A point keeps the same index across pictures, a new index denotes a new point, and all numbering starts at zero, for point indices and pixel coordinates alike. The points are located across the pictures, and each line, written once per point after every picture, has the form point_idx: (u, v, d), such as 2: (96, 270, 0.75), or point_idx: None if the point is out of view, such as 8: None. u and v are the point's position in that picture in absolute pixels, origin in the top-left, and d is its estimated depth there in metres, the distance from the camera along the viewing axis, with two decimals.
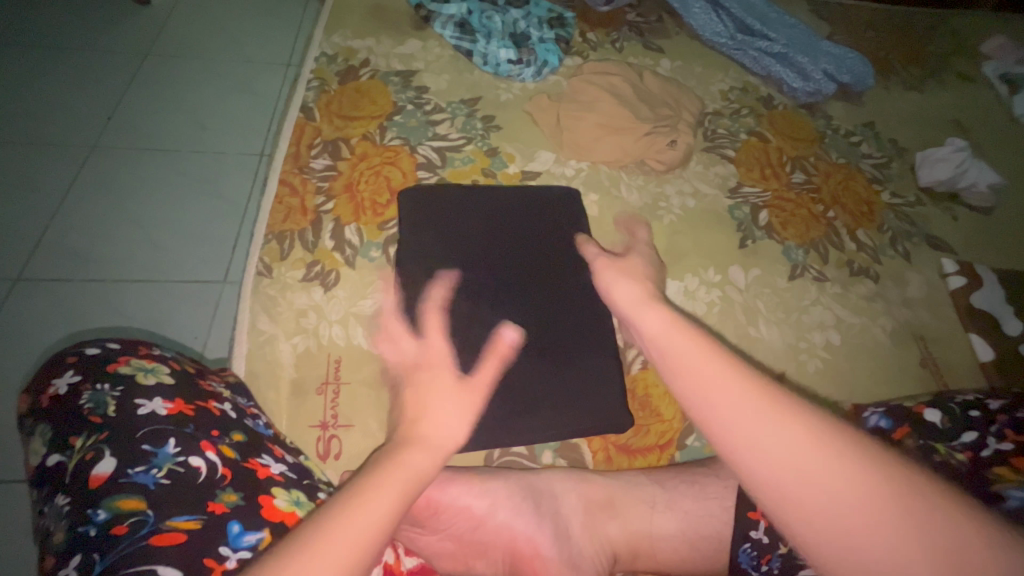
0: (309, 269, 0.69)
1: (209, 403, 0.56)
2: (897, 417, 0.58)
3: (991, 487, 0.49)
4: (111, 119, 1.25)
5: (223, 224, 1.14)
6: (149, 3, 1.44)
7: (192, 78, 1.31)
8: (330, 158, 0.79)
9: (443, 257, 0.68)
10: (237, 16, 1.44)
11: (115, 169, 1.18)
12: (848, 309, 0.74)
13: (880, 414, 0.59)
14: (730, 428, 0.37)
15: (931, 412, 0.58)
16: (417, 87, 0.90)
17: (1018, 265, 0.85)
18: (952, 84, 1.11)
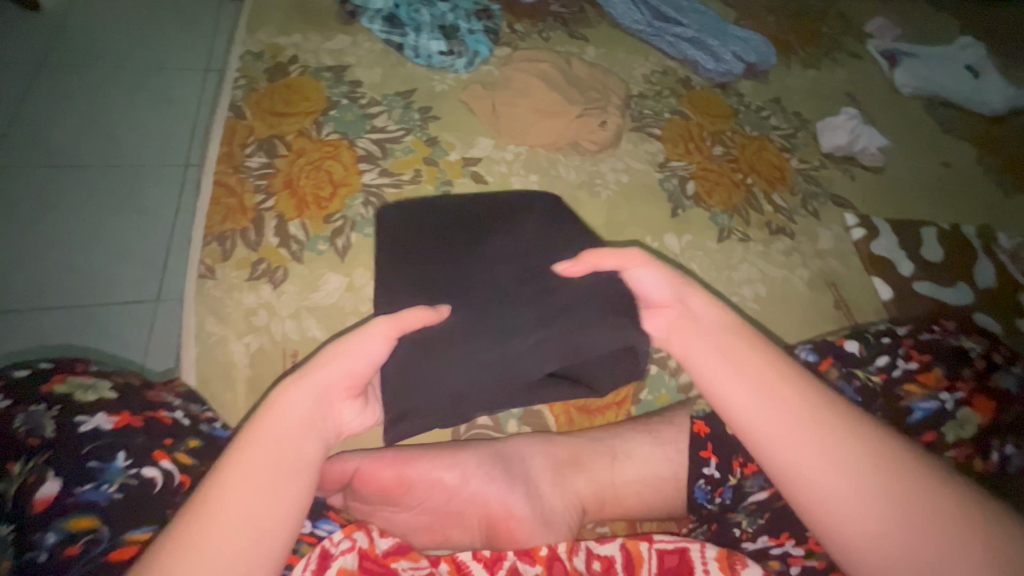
0: (255, 267, 0.67)
1: (158, 412, 0.54)
2: (824, 350, 0.65)
3: (902, 404, 0.60)
4: (11, 133, 1.15)
5: (150, 240, 1.07)
6: (39, 7, 1.35)
7: (100, 87, 1.23)
8: (266, 156, 0.77)
9: (391, 243, 0.66)
10: (147, 20, 1.36)
11: (20, 189, 1.09)
12: (770, 264, 0.82)
13: (808, 348, 0.65)
14: (793, 443, 0.49)
15: (851, 343, 0.65)
16: (351, 82, 0.90)
17: (911, 214, 0.96)
18: (843, 61, 1.24)
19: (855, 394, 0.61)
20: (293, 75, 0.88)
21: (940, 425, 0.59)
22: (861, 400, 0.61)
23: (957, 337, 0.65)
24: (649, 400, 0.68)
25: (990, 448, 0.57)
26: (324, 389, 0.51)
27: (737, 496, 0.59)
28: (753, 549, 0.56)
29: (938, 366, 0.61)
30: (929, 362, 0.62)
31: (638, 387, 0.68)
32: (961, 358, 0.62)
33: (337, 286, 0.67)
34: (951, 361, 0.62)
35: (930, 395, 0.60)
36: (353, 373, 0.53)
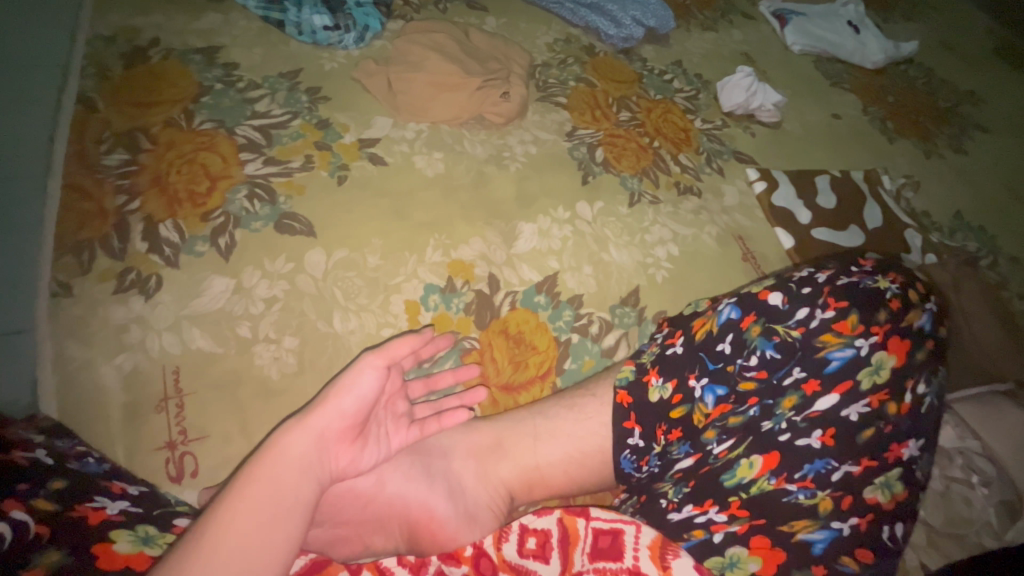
0: (122, 279, 0.59)
1: (12, 454, 0.44)
2: (746, 304, 0.59)
3: (817, 355, 0.54)
4: None
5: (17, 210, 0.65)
6: None
7: None
8: (127, 152, 0.68)
9: (295, 242, 0.65)
10: None
11: None
12: (681, 224, 0.83)
13: (730, 304, 0.60)
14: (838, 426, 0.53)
15: (774, 295, 0.58)
16: (225, 64, 0.81)
17: (806, 165, 1.01)
18: (737, 23, 1.27)
19: (772, 352, 0.55)
20: (154, 60, 0.78)
21: (855, 375, 0.53)
22: (779, 356, 0.55)
23: (873, 279, 0.57)
24: (573, 369, 0.67)
25: (905, 391, 0.53)
26: (323, 433, 0.48)
27: (663, 463, 0.58)
28: (676, 520, 0.53)
29: (855, 312, 0.54)
30: (845, 307, 0.55)
31: (560, 357, 0.67)
32: (880, 299, 0.55)
33: (222, 289, 0.61)
34: (869, 305, 0.55)
35: (847, 342, 0.54)
36: (346, 414, 0.50)
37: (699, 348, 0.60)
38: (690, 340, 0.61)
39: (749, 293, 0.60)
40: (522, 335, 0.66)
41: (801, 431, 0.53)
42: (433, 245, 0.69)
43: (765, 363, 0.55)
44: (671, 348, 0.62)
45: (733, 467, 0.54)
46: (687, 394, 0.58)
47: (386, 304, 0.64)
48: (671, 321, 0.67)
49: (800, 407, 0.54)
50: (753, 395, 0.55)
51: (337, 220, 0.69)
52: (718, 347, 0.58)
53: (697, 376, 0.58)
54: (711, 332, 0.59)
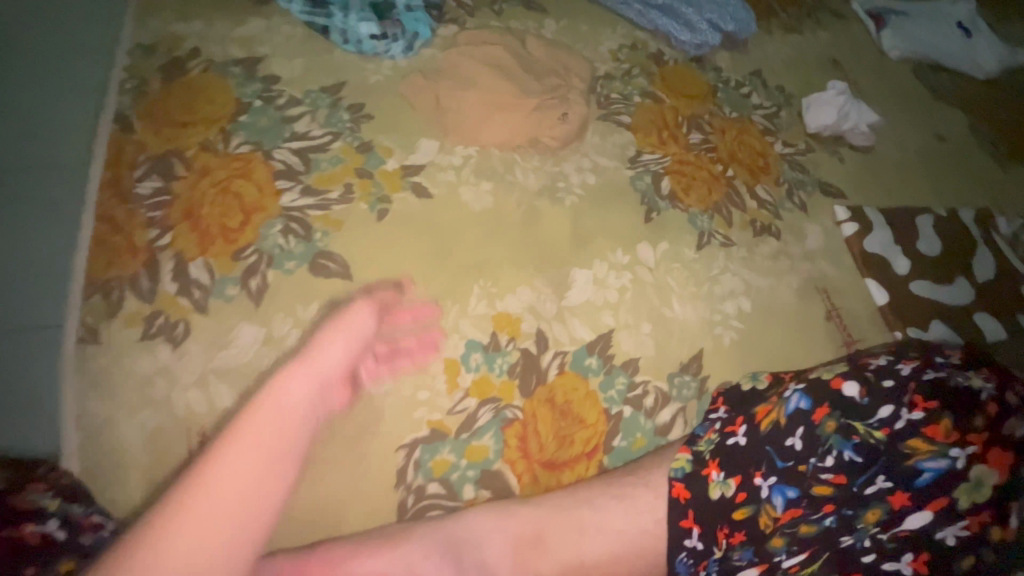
0: (149, 324, 0.56)
1: (20, 530, 0.42)
2: (817, 392, 0.53)
3: (907, 463, 0.48)
4: None
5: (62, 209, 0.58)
6: None
7: None
8: (160, 179, 0.64)
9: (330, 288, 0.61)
10: None
11: None
12: (756, 273, 0.73)
13: (799, 392, 0.53)
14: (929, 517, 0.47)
15: (850, 386, 0.52)
16: (265, 78, 0.76)
17: (904, 200, 0.87)
18: (828, 23, 1.12)
19: (853, 454, 0.49)
20: (192, 73, 0.73)
21: (949, 490, 0.48)
22: (861, 460, 0.49)
23: (965, 374, 0.51)
24: (623, 447, 0.60)
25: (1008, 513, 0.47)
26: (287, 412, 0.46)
27: (723, 570, 0.52)
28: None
29: (947, 416, 0.48)
30: (936, 409, 0.49)
31: (610, 433, 0.60)
32: (975, 401, 0.49)
33: (251, 342, 0.57)
34: (964, 408, 0.49)
35: (940, 452, 0.48)
36: (297, 397, 0.47)
37: (766, 442, 0.53)
38: (754, 430, 0.54)
39: (821, 379, 0.54)
40: (571, 407, 0.60)
41: (886, 551, 0.49)
42: (478, 293, 0.63)
43: (844, 467, 0.49)
44: (733, 438, 0.55)
45: None
46: (751, 494, 0.52)
47: (425, 362, 0.59)
48: (727, 396, 0.60)
49: (886, 523, 0.49)
50: (830, 499, 0.50)
51: (376, 262, 0.63)
52: (787, 441, 0.52)
53: (763, 474, 0.52)
54: (778, 423, 0.53)
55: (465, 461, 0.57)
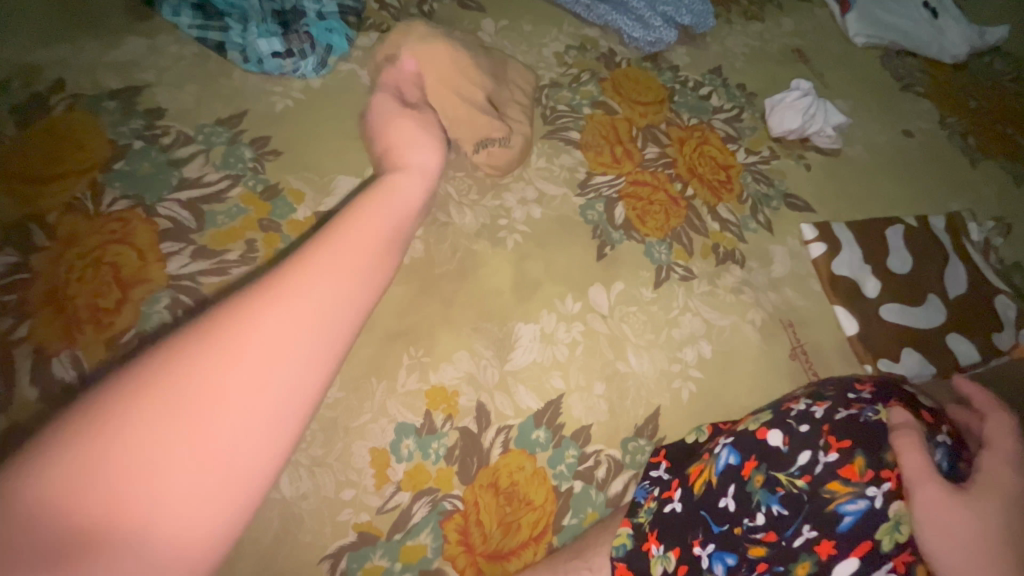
0: (7, 440, 0.47)
1: None
2: (744, 445, 0.48)
3: (825, 510, 0.42)
4: None
5: None
6: None
7: None
8: (15, 253, 0.53)
9: None
10: None
11: None
12: (719, 309, 0.67)
13: (728, 445, 0.49)
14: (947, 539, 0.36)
15: (772, 435, 0.47)
16: (149, 113, 0.64)
17: (868, 212, 0.83)
18: (791, 9, 1.04)
19: (778, 508, 0.43)
20: (56, 111, 0.62)
21: (873, 534, 0.40)
22: (788, 513, 0.43)
23: (876, 409, 0.45)
24: (573, 525, 0.55)
25: None
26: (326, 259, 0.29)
27: None
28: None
29: (861, 454, 0.42)
30: (849, 447, 0.43)
31: (560, 512, 0.54)
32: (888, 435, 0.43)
33: None
34: (879, 445, 0.43)
35: (859, 493, 0.41)
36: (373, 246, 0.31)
37: (699, 506, 0.47)
38: (688, 493, 0.49)
39: (747, 430, 0.49)
40: (516, 490, 0.53)
41: None
42: (408, 364, 0.55)
43: (773, 522, 0.43)
44: (669, 505, 0.50)
45: None
46: (693, 566, 0.45)
47: (347, 455, 0.51)
48: (670, 450, 0.56)
49: None
50: (763, 563, 0.42)
51: None
52: (720, 502, 0.46)
53: (702, 542, 0.46)
54: (709, 482, 0.48)
55: (399, 564, 0.50)
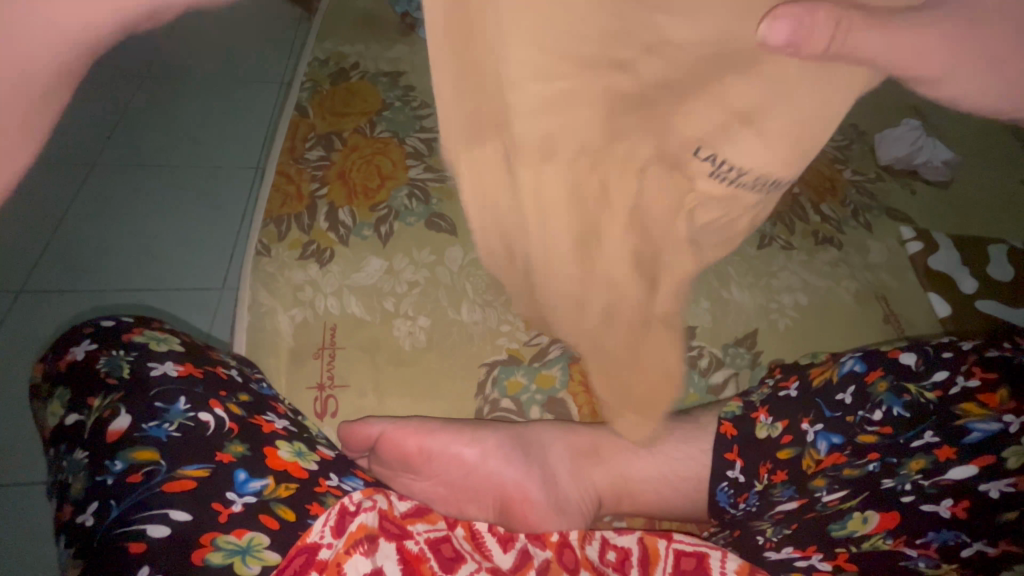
0: (305, 248, 0.73)
1: (216, 368, 0.58)
2: (873, 359, 0.59)
3: (955, 423, 0.53)
4: None
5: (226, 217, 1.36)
6: None
7: None
8: (324, 150, 0.83)
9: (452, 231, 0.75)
10: None
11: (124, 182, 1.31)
12: (814, 273, 0.82)
13: (856, 357, 0.60)
14: None
15: (907, 355, 0.58)
16: (405, 84, 0.90)
17: None
18: None
19: (900, 410, 0.56)
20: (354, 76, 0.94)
21: (999, 451, 0.50)
22: (908, 415, 0.55)
23: None
24: None
25: None
26: None
27: (763, 502, 0.58)
28: (774, 558, 0.54)
29: (1006, 387, 0.52)
30: (994, 379, 0.53)
31: None
32: None
33: (377, 269, 0.72)
34: None
35: (992, 417, 0.52)
36: None
37: (815, 395, 0.60)
38: (806, 384, 0.61)
39: (880, 352, 0.60)
40: None
41: (928, 496, 0.51)
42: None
43: (890, 420, 0.56)
44: (784, 390, 0.62)
45: (845, 518, 0.53)
46: (797, 437, 0.59)
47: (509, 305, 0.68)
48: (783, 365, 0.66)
49: (928, 472, 0.52)
50: (873, 450, 0.55)
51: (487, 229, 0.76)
52: (837, 396, 0.59)
53: (811, 421, 0.59)
54: (830, 380, 0.60)
55: (534, 385, 0.67)
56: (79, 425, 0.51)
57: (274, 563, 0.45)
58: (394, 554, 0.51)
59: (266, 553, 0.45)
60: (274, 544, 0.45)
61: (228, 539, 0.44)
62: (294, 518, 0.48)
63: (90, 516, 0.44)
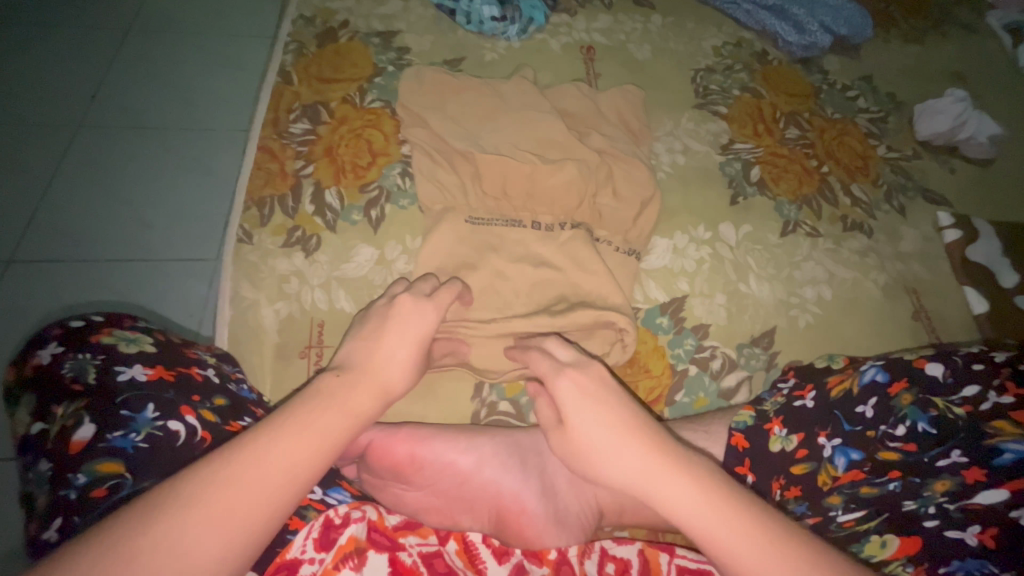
0: (290, 235, 0.68)
1: (191, 368, 0.55)
2: (896, 369, 0.54)
3: (984, 442, 0.47)
4: (82, 125, 1.33)
5: (218, 182, 1.30)
6: (152, 18, 1.51)
7: (161, 64, 1.44)
8: (309, 123, 0.76)
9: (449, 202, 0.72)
10: (208, 27, 1.52)
11: (114, 159, 1.29)
12: (841, 264, 0.73)
13: (877, 367, 0.56)
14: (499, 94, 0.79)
15: (932, 365, 0.53)
16: (399, 49, 0.86)
17: None
18: (955, 35, 1.03)
19: (925, 425, 0.50)
20: (342, 40, 0.86)
21: None
22: (935, 432, 0.50)
23: None
24: (685, 403, 0.66)
25: None
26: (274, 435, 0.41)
27: None
28: None
29: None
30: None
31: (675, 387, 0.66)
32: None
33: (367, 259, 0.68)
34: None
35: None
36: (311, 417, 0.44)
37: (833, 407, 0.56)
38: (823, 395, 0.58)
39: (902, 360, 0.55)
40: (638, 357, 0.67)
41: (951, 521, 0.46)
42: (547, 224, 0.71)
43: (915, 436, 0.50)
44: (799, 401, 0.59)
45: (862, 541, 0.50)
46: (814, 451, 0.55)
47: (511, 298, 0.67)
48: (798, 369, 0.63)
49: (954, 494, 0.47)
50: (893, 468, 0.50)
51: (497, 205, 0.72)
52: (858, 409, 0.54)
53: (828, 435, 0.55)
54: (849, 391, 0.56)
55: None
56: (43, 433, 0.48)
57: None
58: (385, 565, 0.47)
59: None
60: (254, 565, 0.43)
61: None
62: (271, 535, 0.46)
63: (54, 534, 0.42)
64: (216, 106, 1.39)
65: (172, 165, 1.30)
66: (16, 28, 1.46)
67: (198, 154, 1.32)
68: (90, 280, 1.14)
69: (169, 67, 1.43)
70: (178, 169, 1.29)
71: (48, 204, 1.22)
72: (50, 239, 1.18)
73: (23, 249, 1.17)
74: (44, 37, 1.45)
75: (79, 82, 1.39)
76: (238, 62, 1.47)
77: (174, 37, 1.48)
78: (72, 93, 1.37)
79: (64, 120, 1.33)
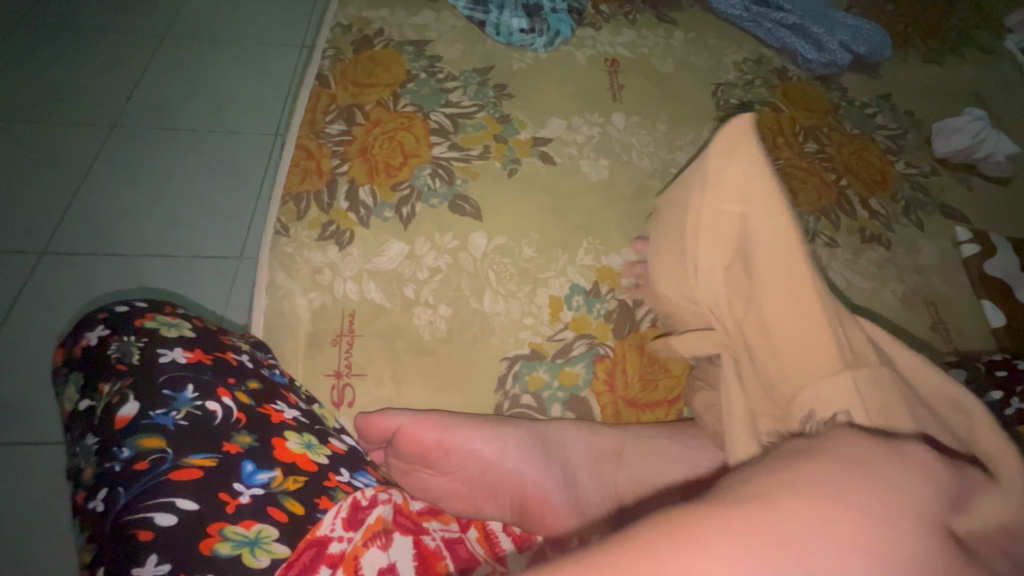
0: (324, 229, 0.71)
1: (226, 354, 0.57)
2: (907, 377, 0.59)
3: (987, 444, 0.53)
4: (118, 125, 1.38)
5: (246, 182, 1.34)
6: (191, 26, 1.58)
7: (196, 67, 1.50)
8: (345, 124, 0.79)
9: (479, 205, 0.74)
10: (243, 34, 1.57)
11: (147, 158, 1.34)
12: (859, 274, 0.75)
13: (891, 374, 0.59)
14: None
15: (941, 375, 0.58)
16: (431, 56, 0.90)
17: None
18: (973, 58, 1.05)
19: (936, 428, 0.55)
20: (377, 47, 0.90)
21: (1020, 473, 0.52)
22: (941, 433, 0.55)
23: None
24: None
25: None
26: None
27: None
28: None
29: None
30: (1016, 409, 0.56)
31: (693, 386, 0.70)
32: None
33: (397, 253, 0.70)
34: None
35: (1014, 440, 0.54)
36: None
37: None
38: None
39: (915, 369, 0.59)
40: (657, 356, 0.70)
41: None
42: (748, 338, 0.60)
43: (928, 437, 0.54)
44: None
45: None
46: None
47: (533, 295, 0.70)
48: None
49: None
50: None
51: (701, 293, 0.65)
52: None
53: None
54: None
55: (556, 382, 0.67)
56: (90, 409, 0.51)
57: (284, 555, 0.43)
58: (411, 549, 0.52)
59: (274, 545, 0.43)
60: (282, 537, 0.44)
61: (236, 530, 0.43)
62: (302, 512, 0.46)
63: (99, 504, 0.44)
64: (248, 110, 1.44)
65: (203, 165, 1.35)
66: (57, 33, 1.52)
67: (229, 156, 1.37)
68: (120, 273, 1.18)
69: (205, 71, 1.49)
70: (209, 168, 1.34)
71: (82, 199, 1.27)
72: (83, 232, 1.23)
73: (57, 241, 1.21)
74: (85, 40, 1.52)
75: (116, 84, 1.45)
76: (271, 67, 1.52)
77: (210, 43, 1.55)
78: (109, 94, 1.43)
79: (101, 121, 1.39)
